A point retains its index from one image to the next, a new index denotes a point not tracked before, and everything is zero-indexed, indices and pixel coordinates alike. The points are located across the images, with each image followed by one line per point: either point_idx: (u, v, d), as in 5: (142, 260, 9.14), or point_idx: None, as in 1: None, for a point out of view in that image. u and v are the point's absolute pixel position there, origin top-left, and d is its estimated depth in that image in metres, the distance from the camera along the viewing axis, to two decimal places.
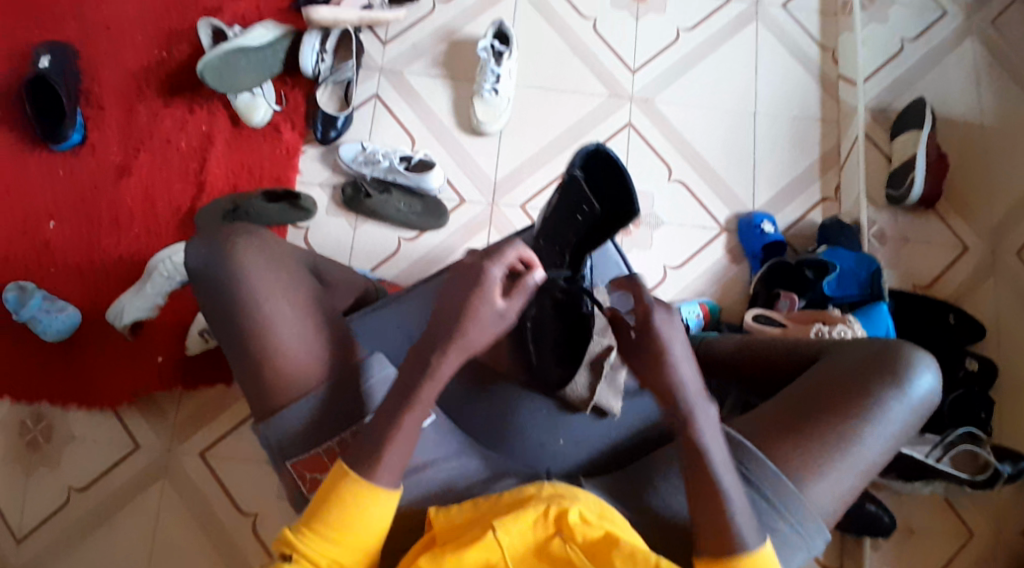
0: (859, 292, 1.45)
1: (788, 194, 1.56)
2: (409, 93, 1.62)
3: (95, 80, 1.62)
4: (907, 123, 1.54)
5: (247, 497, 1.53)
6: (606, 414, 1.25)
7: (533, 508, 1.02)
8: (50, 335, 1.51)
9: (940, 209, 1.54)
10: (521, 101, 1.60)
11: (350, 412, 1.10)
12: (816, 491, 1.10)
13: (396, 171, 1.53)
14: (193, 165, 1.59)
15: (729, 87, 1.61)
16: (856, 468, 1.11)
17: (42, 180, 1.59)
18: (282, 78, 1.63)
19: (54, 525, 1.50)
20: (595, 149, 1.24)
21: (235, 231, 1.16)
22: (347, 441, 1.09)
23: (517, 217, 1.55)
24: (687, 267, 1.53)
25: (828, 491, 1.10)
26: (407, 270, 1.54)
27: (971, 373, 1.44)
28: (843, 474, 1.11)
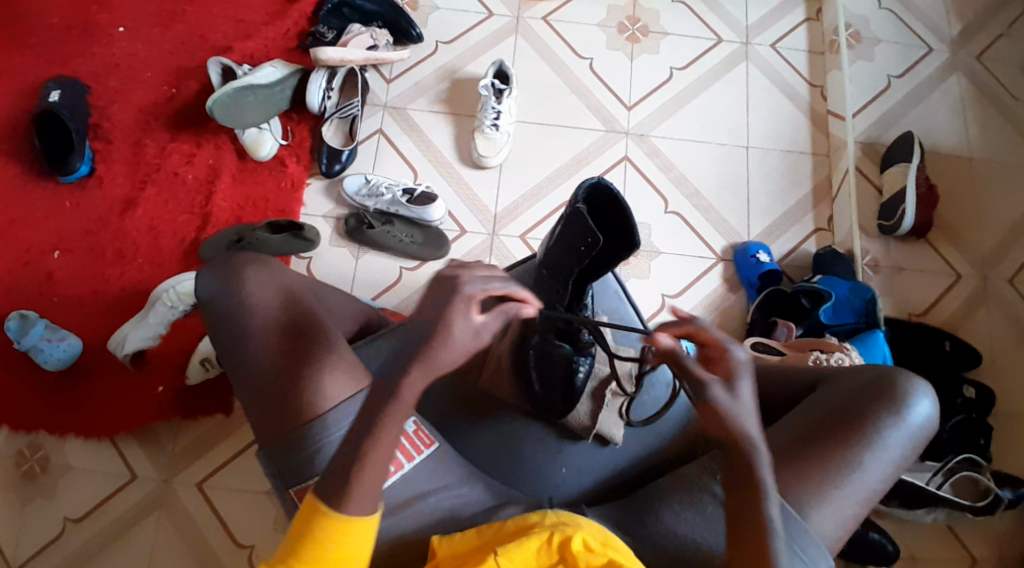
0: (855, 320, 1.46)
1: (781, 225, 1.60)
2: (412, 128, 1.66)
3: (105, 115, 1.66)
4: (895, 157, 1.59)
5: (245, 528, 1.51)
6: (609, 441, 1.25)
7: (536, 535, 1.02)
8: (50, 363, 1.51)
9: (931, 239, 1.58)
10: (521, 135, 1.65)
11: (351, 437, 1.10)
12: (818, 517, 1.09)
13: (399, 203, 1.57)
14: (199, 198, 1.62)
15: (722, 123, 1.66)
16: (858, 493, 1.12)
17: (49, 212, 1.61)
18: (288, 114, 1.67)
19: (49, 556, 1.48)
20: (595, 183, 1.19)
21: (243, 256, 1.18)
22: None
23: (517, 247, 1.58)
24: (685, 297, 1.56)
25: (829, 517, 1.10)
26: (409, 301, 1.56)
27: (968, 400, 1.45)
28: (845, 500, 1.11)
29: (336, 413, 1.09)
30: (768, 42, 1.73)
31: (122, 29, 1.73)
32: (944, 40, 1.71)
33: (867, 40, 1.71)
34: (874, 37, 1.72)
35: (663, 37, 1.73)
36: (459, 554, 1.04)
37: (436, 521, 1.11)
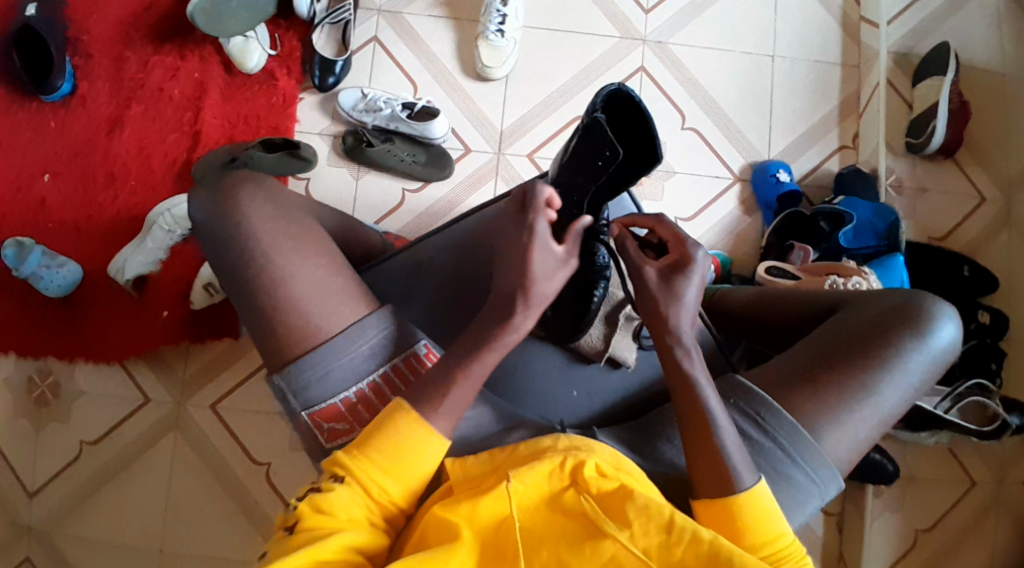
0: (875, 243, 1.43)
1: (805, 142, 1.51)
2: (410, 36, 1.54)
3: (83, 27, 1.55)
4: (930, 70, 1.47)
5: (259, 448, 1.55)
6: (620, 365, 1.26)
7: (549, 458, 1.00)
8: (52, 291, 1.48)
9: (959, 159, 1.50)
10: (529, 45, 1.53)
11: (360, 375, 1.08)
12: (831, 440, 1.11)
13: (398, 119, 1.48)
14: (187, 115, 1.52)
15: (747, 30, 1.53)
16: (872, 417, 1.12)
17: (33, 133, 1.53)
18: (275, 21, 1.55)
19: (69, 479, 1.52)
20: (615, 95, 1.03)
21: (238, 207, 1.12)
22: (366, 393, 1.08)
23: (524, 167, 1.50)
24: (701, 218, 1.50)
25: (843, 440, 1.11)
26: (413, 221, 1.50)
27: (982, 326, 1.44)
28: (861, 424, 1.12)
29: (354, 332, 1.09)
30: None
31: None
32: None
33: None
34: None
35: None
36: (470, 476, 1.02)
37: None
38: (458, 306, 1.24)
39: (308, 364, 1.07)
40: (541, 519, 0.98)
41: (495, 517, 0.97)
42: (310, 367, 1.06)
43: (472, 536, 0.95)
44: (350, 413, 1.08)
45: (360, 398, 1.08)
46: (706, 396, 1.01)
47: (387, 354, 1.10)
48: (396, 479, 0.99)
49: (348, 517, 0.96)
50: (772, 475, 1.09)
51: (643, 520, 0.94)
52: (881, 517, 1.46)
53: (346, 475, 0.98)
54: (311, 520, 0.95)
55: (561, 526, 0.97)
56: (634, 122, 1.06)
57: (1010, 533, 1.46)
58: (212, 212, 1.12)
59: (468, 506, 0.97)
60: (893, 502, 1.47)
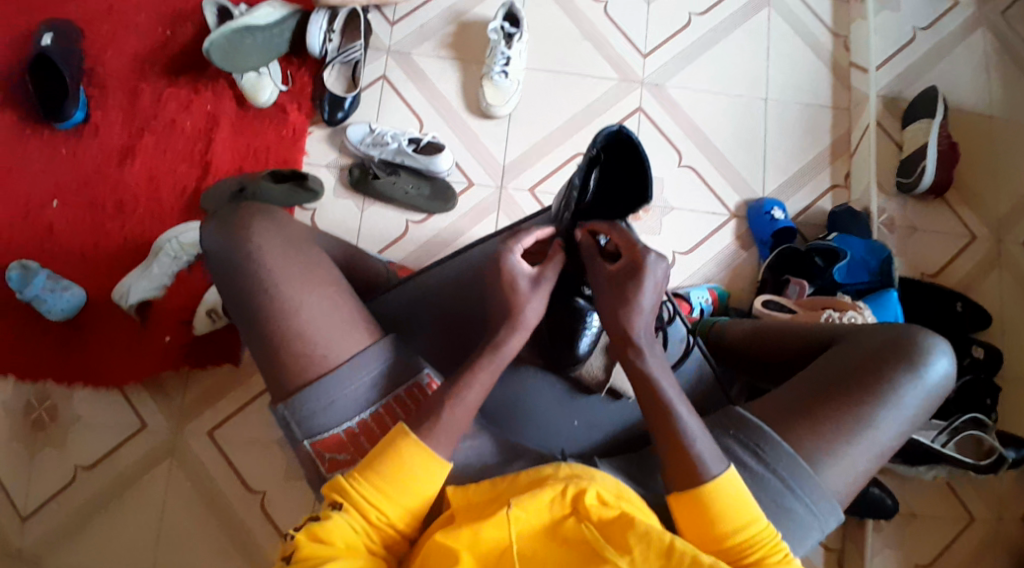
0: (868, 279, 1.46)
1: (798, 180, 1.56)
2: (418, 75, 1.60)
3: (100, 59, 1.60)
4: (917, 113, 1.53)
5: (253, 477, 1.52)
6: (621, 397, 1.27)
7: (550, 488, 0.99)
8: (54, 314, 1.48)
9: (948, 199, 1.54)
10: (532, 85, 1.59)
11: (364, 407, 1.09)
12: (831, 473, 1.11)
13: (405, 153, 1.52)
14: (198, 146, 1.57)
15: (740, 74, 1.60)
16: (871, 451, 1.12)
17: (47, 160, 1.56)
18: (288, 59, 1.61)
19: (60, 506, 1.49)
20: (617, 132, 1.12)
21: (249, 217, 1.15)
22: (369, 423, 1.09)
23: (526, 201, 1.54)
24: (698, 252, 1.53)
25: (843, 473, 1.11)
26: (416, 252, 1.53)
27: (976, 360, 1.46)
28: (859, 457, 1.12)
29: (359, 362, 1.09)
30: None
31: None
32: None
33: None
34: None
35: None
36: (474, 503, 1.02)
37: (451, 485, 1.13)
38: (461, 323, 1.25)
39: (313, 393, 1.07)
40: (541, 545, 0.97)
41: (496, 544, 0.96)
42: (314, 396, 1.07)
43: (472, 563, 0.95)
44: (354, 443, 1.08)
45: (364, 428, 1.09)
46: (690, 434, 1.05)
47: (390, 382, 1.10)
48: (394, 504, 1.00)
49: (346, 544, 0.97)
50: (772, 507, 1.10)
51: (644, 546, 0.95)
52: (882, 554, 1.45)
53: (344, 502, 0.99)
54: (309, 549, 0.95)
55: (560, 552, 0.96)
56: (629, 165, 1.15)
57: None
58: (224, 220, 1.15)
59: (468, 533, 0.96)
60: (896, 539, 1.46)
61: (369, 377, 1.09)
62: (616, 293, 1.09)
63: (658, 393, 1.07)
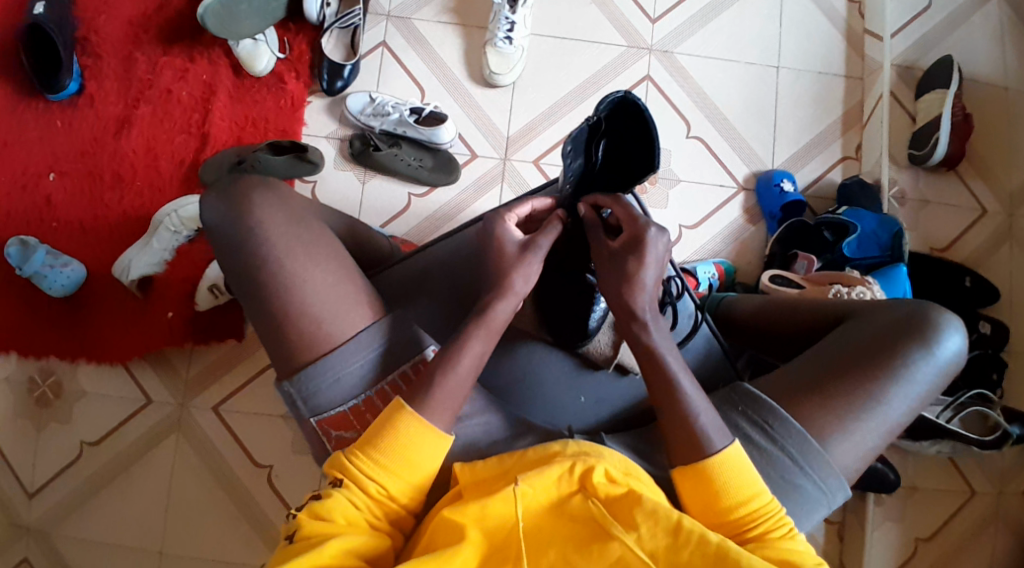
0: (879, 253, 1.44)
1: (809, 152, 1.53)
2: (419, 42, 1.55)
3: (90, 25, 1.55)
4: (933, 82, 1.49)
5: (260, 451, 1.54)
6: (628, 371, 1.28)
7: (557, 464, 1.00)
8: (56, 289, 1.48)
9: (961, 171, 1.51)
10: (536, 52, 1.54)
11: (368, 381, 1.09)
12: (838, 450, 1.11)
13: (406, 124, 1.48)
14: (195, 117, 1.53)
15: (752, 41, 1.55)
16: (880, 427, 1.13)
17: (41, 132, 1.53)
18: (285, 24, 1.55)
19: (70, 480, 1.51)
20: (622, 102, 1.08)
21: (250, 207, 1.13)
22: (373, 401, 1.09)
23: (530, 174, 1.51)
24: (705, 227, 1.51)
25: (850, 449, 1.12)
26: (420, 226, 1.51)
27: (983, 336, 1.45)
28: (868, 434, 1.12)
29: (363, 338, 1.10)
30: None
31: None
32: None
33: None
34: None
35: None
36: (482, 481, 1.03)
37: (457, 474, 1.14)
38: (465, 308, 1.25)
39: (318, 370, 1.08)
40: (546, 524, 0.97)
41: (503, 521, 0.97)
42: (319, 373, 1.08)
43: (481, 537, 0.96)
44: (359, 420, 1.09)
45: (368, 406, 1.09)
46: (696, 411, 1.05)
47: (395, 359, 1.11)
48: (394, 478, 1.00)
49: (347, 521, 0.98)
50: (779, 483, 1.10)
51: (650, 524, 0.95)
52: (882, 527, 1.47)
53: (345, 479, 1.00)
54: (311, 526, 0.96)
55: (566, 530, 0.97)
56: (634, 136, 1.10)
57: (1008, 544, 1.46)
58: (224, 205, 1.12)
59: (476, 508, 0.97)
60: (895, 513, 1.48)
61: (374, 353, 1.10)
62: (620, 275, 1.09)
63: (664, 374, 1.07)
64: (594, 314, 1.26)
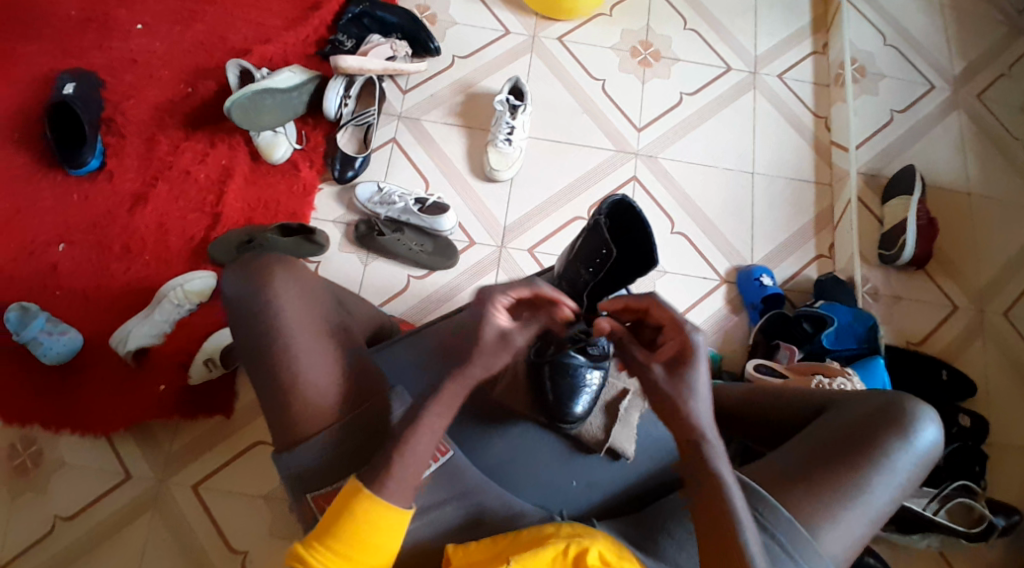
0: (857, 346, 1.51)
1: (785, 249, 1.64)
2: (426, 139, 1.68)
3: (119, 110, 1.67)
4: (898, 187, 1.62)
5: (239, 534, 1.50)
6: (620, 456, 1.30)
7: (551, 547, 1.06)
8: (49, 358, 1.49)
9: (929, 271, 1.61)
10: (534, 152, 1.67)
11: (355, 455, 1.11)
12: (825, 537, 1.13)
13: (410, 212, 1.58)
14: (209, 198, 1.62)
15: (729, 149, 1.70)
16: (866, 516, 1.15)
17: (58, 204, 1.61)
18: (303, 119, 1.69)
19: (38, 553, 1.46)
20: (621, 202, 1.25)
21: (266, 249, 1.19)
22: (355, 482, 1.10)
23: (525, 261, 1.60)
24: (691, 315, 1.59)
25: (838, 539, 1.14)
26: (418, 307, 1.58)
27: (964, 429, 1.48)
28: (854, 522, 1.15)
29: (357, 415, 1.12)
30: (775, 72, 1.77)
31: (140, 26, 1.74)
32: (946, 78, 1.76)
33: (872, 75, 1.75)
34: (879, 72, 1.76)
35: (675, 63, 1.77)
36: (475, 562, 1.07)
37: (451, 531, 1.16)
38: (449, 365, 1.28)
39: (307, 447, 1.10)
40: None
41: None
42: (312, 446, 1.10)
43: None
44: None
45: None
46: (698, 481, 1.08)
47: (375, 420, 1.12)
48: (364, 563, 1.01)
49: None
50: None
51: None
52: None
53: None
54: None
55: None
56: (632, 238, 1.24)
57: None
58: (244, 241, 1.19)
59: None
60: None
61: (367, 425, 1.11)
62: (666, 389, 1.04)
63: None
64: (590, 390, 1.30)
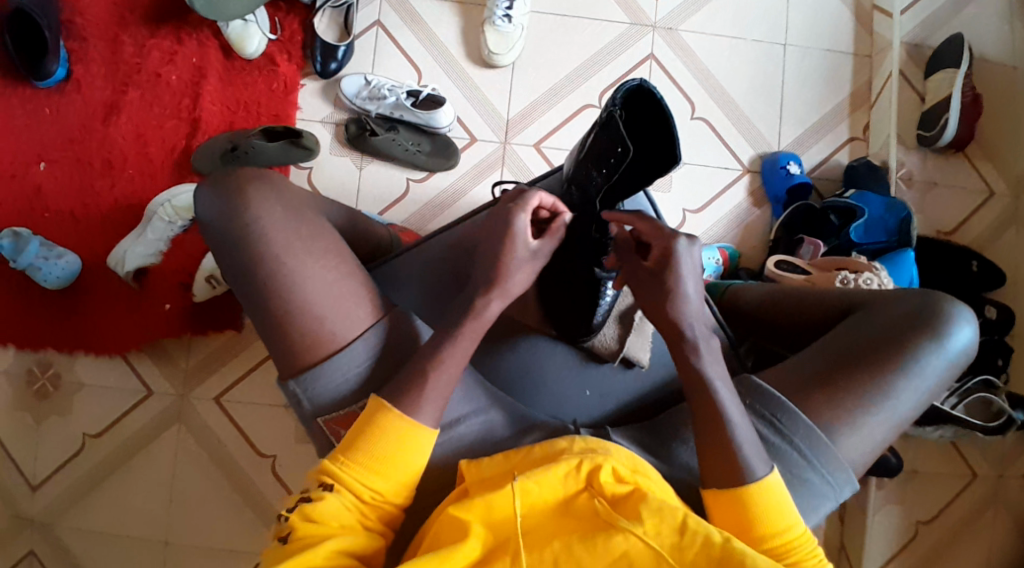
0: (885, 238, 1.40)
1: (815, 134, 1.49)
2: (414, 20, 1.50)
3: (74, 7, 1.50)
4: (942, 62, 1.44)
5: (265, 440, 1.53)
6: (634, 364, 1.25)
7: (564, 461, 0.96)
8: (51, 283, 1.44)
9: (968, 153, 1.48)
10: (536, 30, 1.49)
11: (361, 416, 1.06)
12: (845, 443, 1.08)
13: (404, 107, 1.45)
14: (185, 102, 1.49)
15: (758, 18, 1.51)
16: (890, 419, 1.09)
17: (29, 119, 1.49)
18: (275, 4, 1.50)
19: (71, 472, 1.50)
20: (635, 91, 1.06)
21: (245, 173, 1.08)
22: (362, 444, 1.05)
23: (532, 159, 1.48)
24: (704, 215, 1.48)
25: (860, 443, 1.09)
26: (417, 213, 1.48)
27: (989, 321, 1.43)
28: (878, 425, 1.09)
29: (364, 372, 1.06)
30: None
31: None
32: None
33: None
34: None
35: None
36: (487, 478, 0.98)
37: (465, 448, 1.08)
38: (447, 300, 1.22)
39: (316, 376, 1.04)
40: (550, 520, 0.94)
41: (507, 514, 0.93)
42: (323, 376, 1.04)
43: (484, 530, 0.92)
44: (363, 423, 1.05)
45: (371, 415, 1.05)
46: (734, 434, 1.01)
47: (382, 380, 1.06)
48: (387, 480, 0.98)
49: (337, 522, 0.96)
50: (785, 476, 1.07)
51: (655, 524, 0.91)
52: (883, 510, 1.48)
53: (335, 483, 0.98)
54: (304, 528, 0.95)
55: (572, 526, 0.93)
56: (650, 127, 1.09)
57: (1011, 530, 1.47)
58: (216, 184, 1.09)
59: (478, 507, 0.93)
60: (895, 495, 1.48)
61: (384, 382, 1.07)
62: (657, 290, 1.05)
63: None
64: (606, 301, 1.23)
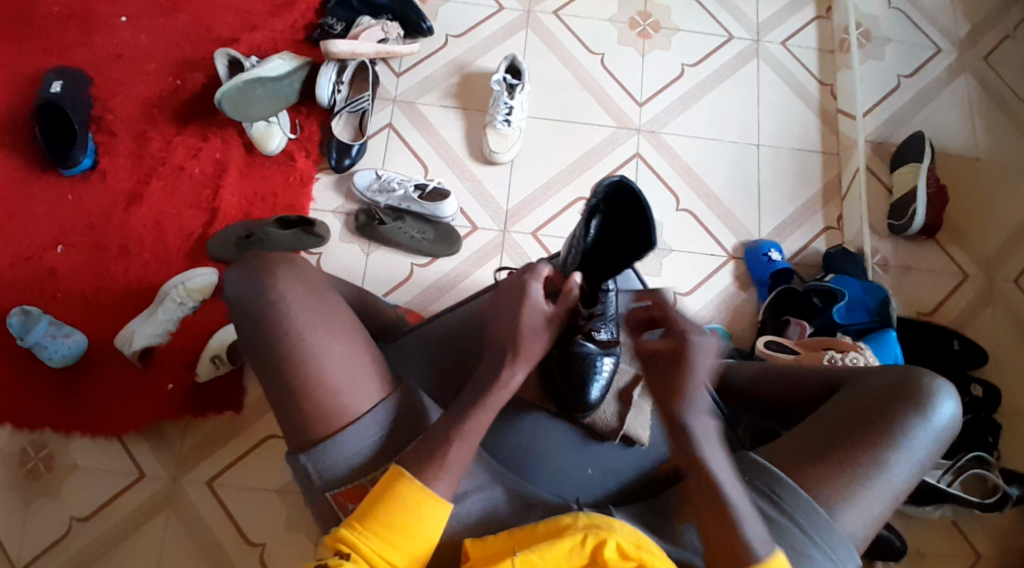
0: (868, 319, 1.46)
1: (792, 224, 1.61)
2: (422, 123, 1.65)
3: (107, 107, 1.64)
4: (906, 158, 1.60)
5: (255, 529, 1.49)
6: (635, 442, 1.23)
7: (568, 538, 0.96)
8: (54, 361, 1.47)
9: (940, 239, 1.59)
10: (534, 131, 1.64)
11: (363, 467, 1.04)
12: (844, 517, 1.05)
13: (410, 199, 1.55)
14: (206, 192, 1.60)
15: (732, 122, 1.67)
16: (886, 493, 1.07)
17: (52, 205, 1.58)
18: (297, 108, 1.66)
19: (54, 558, 1.45)
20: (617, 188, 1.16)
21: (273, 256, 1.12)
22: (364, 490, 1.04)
23: (529, 245, 1.57)
24: (695, 295, 1.56)
25: (859, 516, 1.06)
26: (421, 296, 1.54)
27: (976, 399, 1.46)
28: (875, 499, 1.07)
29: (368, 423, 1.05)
30: (778, 39, 1.74)
31: (124, 18, 1.70)
32: (952, 40, 1.72)
33: (877, 39, 1.72)
34: (884, 36, 1.73)
35: (674, 34, 1.73)
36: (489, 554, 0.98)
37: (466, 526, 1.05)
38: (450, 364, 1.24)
39: (327, 448, 1.04)
40: None
41: None
42: (333, 448, 1.03)
43: None
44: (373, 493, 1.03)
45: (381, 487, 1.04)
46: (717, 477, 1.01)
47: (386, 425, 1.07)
48: (399, 550, 0.96)
49: None
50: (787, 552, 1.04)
51: None
52: None
53: (352, 552, 0.95)
54: None
55: None
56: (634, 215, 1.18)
57: None
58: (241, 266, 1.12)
59: None
60: None
61: (391, 422, 1.06)
62: None
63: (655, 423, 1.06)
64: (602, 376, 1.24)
